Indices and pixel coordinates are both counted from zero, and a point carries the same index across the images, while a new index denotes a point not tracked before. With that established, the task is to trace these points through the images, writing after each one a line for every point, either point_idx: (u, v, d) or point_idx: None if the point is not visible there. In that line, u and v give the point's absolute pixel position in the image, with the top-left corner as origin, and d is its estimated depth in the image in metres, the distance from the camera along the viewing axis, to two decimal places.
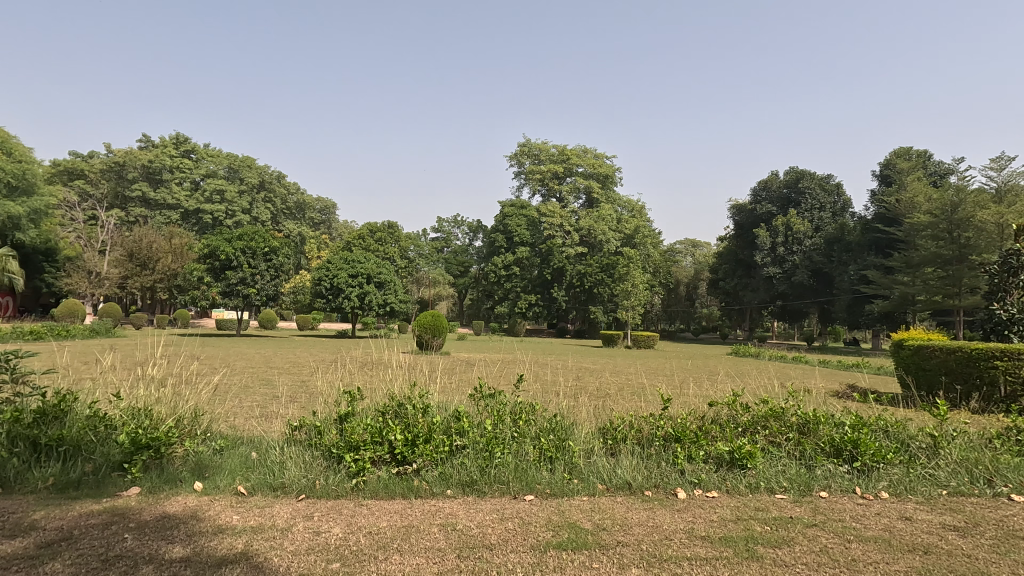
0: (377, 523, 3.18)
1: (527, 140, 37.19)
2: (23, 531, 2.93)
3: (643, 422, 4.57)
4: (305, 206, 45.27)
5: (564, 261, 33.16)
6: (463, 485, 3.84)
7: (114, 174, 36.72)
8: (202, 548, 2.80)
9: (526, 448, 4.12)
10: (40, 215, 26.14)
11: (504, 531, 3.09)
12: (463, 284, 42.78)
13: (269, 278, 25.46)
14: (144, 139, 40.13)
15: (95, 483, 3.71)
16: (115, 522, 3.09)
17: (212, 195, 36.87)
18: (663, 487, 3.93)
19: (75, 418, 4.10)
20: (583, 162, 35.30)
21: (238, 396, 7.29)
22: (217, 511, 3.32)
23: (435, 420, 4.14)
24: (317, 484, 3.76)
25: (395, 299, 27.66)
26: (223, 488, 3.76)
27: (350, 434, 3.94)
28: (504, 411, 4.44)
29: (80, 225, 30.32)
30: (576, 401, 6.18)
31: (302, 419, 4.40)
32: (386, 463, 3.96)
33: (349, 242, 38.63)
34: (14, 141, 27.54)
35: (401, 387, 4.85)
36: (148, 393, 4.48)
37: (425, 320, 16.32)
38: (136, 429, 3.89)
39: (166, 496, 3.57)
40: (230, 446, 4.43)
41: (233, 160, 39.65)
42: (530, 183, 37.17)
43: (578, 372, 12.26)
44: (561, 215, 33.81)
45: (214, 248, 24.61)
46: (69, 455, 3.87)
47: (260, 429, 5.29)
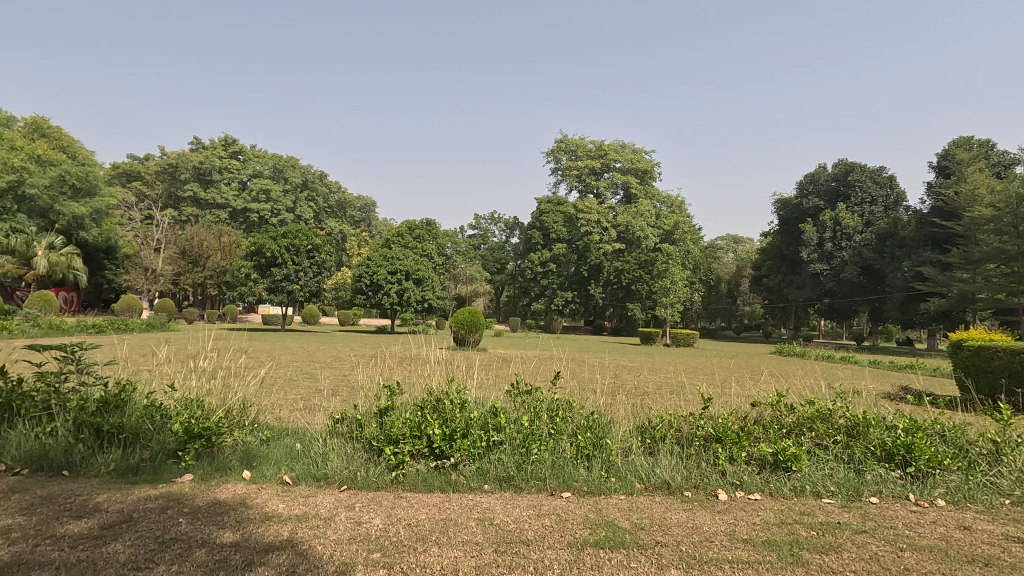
0: (416, 515, 3.24)
1: (563, 136, 37.15)
2: (89, 512, 3.13)
3: (682, 421, 4.49)
4: (345, 203, 46.61)
5: (601, 258, 32.88)
6: (500, 480, 3.86)
7: (167, 175, 38.21)
8: (250, 534, 2.91)
9: (563, 445, 4.11)
10: (102, 215, 27.61)
11: (541, 526, 3.11)
12: (500, 281, 42.75)
13: (312, 275, 26.21)
14: (195, 141, 41.73)
15: (153, 469, 3.90)
16: (171, 506, 3.25)
17: (258, 194, 38.35)
18: (703, 487, 3.86)
19: (134, 407, 4.34)
20: (621, 157, 34.90)
21: (283, 388, 7.54)
22: (264, 499, 3.45)
23: (473, 415, 4.20)
24: (359, 475, 3.86)
25: (433, 296, 28.02)
26: (270, 477, 3.90)
27: (389, 428, 4.04)
28: (541, 408, 4.42)
29: (137, 225, 32.02)
30: (615, 398, 6.12)
31: (343, 411, 4.52)
32: (424, 457, 4.02)
33: (389, 240, 39.52)
34: (79, 145, 29.19)
35: (439, 382, 4.93)
36: (199, 385, 4.70)
37: (461, 317, 16.51)
38: (189, 419, 4.10)
39: (217, 484, 3.74)
40: (275, 438, 4.57)
41: (278, 160, 41.11)
42: (567, 179, 36.90)
43: (616, 370, 12.13)
44: (598, 212, 33.43)
45: (261, 246, 25.49)
46: (128, 442, 4.07)
47: (303, 421, 5.44)
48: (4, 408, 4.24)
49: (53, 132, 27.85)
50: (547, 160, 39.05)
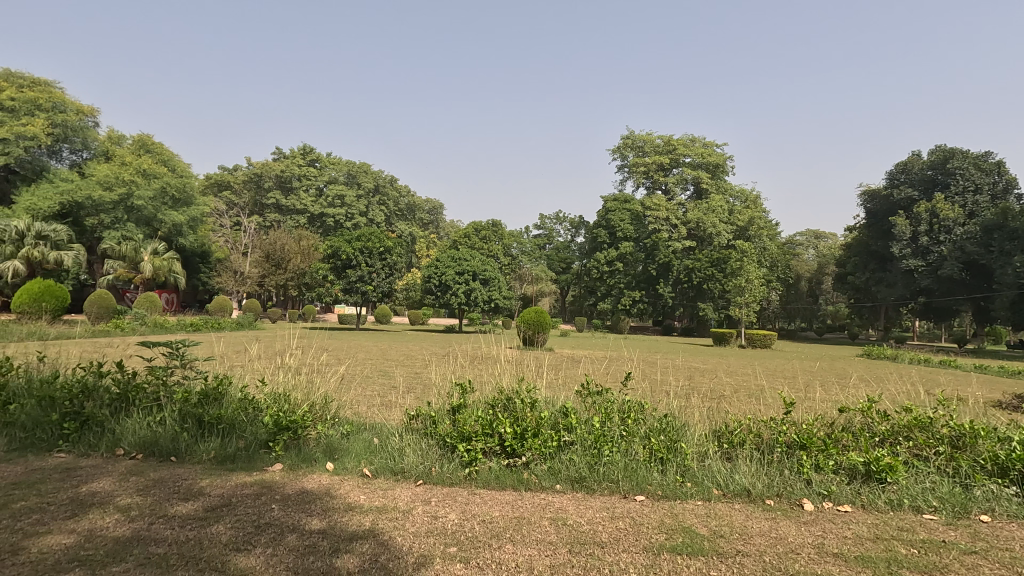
0: (490, 511, 3.30)
1: (630, 132, 36.49)
2: (194, 495, 3.41)
3: (762, 426, 4.29)
4: (414, 207, 48.15)
5: (671, 256, 31.97)
6: (572, 480, 3.85)
7: (253, 184, 40.91)
8: (336, 522, 3.07)
9: (635, 447, 4.04)
10: (197, 222, 30.21)
11: (616, 529, 3.07)
12: (565, 280, 42.57)
13: (384, 276, 27.29)
14: (278, 151, 44.46)
15: (248, 458, 4.20)
16: (264, 493, 3.49)
17: (334, 200, 40.32)
18: (786, 496, 3.68)
19: (229, 400, 4.69)
20: (691, 152, 33.74)
21: (361, 385, 7.88)
22: (347, 490, 3.63)
23: (544, 415, 4.21)
24: (433, 471, 3.98)
25: (500, 296, 28.37)
26: (351, 469, 4.10)
27: (462, 425, 4.14)
28: (613, 409, 4.35)
29: (227, 231, 34.22)
30: (688, 401, 5.94)
31: (418, 408, 4.66)
32: (497, 455, 4.07)
33: (456, 241, 40.47)
34: (177, 158, 31.90)
35: (510, 381, 4.97)
36: (286, 380, 5.02)
37: (528, 316, 16.61)
38: (278, 412, 4.39)
39: (304, 473, 3.98)
40: (354, 431, 4.80)
41: (352, 166, 43.07)
42: (634, 176, 36.25)
43: (689, 371, 11.76)
44: (667, 208, 32.52)
45: (337, 249, 26.71)
46: (226, 432, 4.41)
47: (380, 417, 5.67)
48: (121, 398, 4.70)
49: (155, 147, 30.61)
50: (613, 157, 38.51)
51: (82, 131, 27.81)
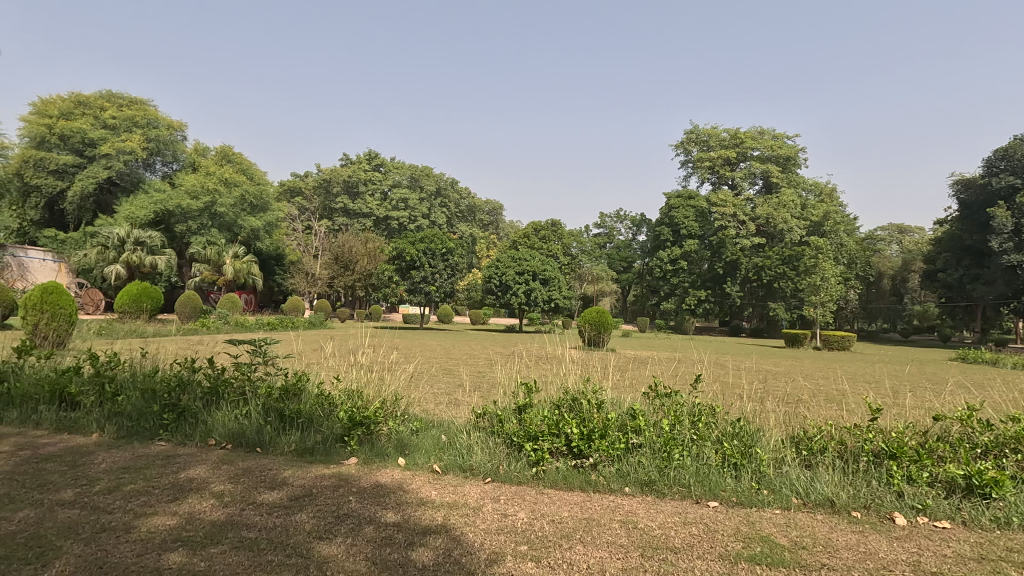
0: (559, 512, 3.30)
1: (694, 126, 35.41)
2: (279, 484, 3.62)
3: (845, 433, 4.05)
4: (474, 208, 48.88)
5: (738, 254, 30.71)
6: (641, 484, 3.78)
7: (322, 189, 42.83)
8: (410, 516, 3.17)
9: (707, 452, 3.92)
10: (273, 227, 32.20)
11: (688, 534, 2.99)
12: (626, 280, 41.82)
13: (446, 276, 27.87)
14: (346, 158, 46.36)
15: (325, 451, 4.41)
16: (342, 485, 3.66)
17: (398, 203, 41.61)
18: (875, 509, 3.45)
19: (307, 395, 4.94)
20: (759, 144, 32.29)
21: (428, 383, 8.08)
22: (419, 485, 3.74)
23: (611, 416, 4.15)
24: (501, 469, 4.03)
25: (560, 295, 28.27)
26: (421, 465, 4.22)
27: (528, 424, 4.16)
28: (682, 412, 4.22)
29: (300, 233, 35.80)
30: (762, 405, 5.68)
31: (484, 406, 4.72)
32: (564, 455, 4.07)
33: (516, 241, 40.80)
34: (255, 167, 33.94)
35: (575, 381, 4.95)
36: (359, 377, 5.22)
37: (589, 316, 16.46)
38: (352, 408, 4.58)
39: (377, 468, 4.13)
40: (423, 428, 4.94)
41: (414, 169, 44.26)
42: (698, 171, 35.15)
43: (761, 374, 11.25)
44: (734, 204, 31.27)
45: (401, 251, 27.51)
46: (304, 426, 4.64)
47: (448, 414, 5.79)
48: (211, 392, 5.06)
49: (236, 157, 32.71)
50: (677, 152, 37.51)
51: (172, 144, 30.08)
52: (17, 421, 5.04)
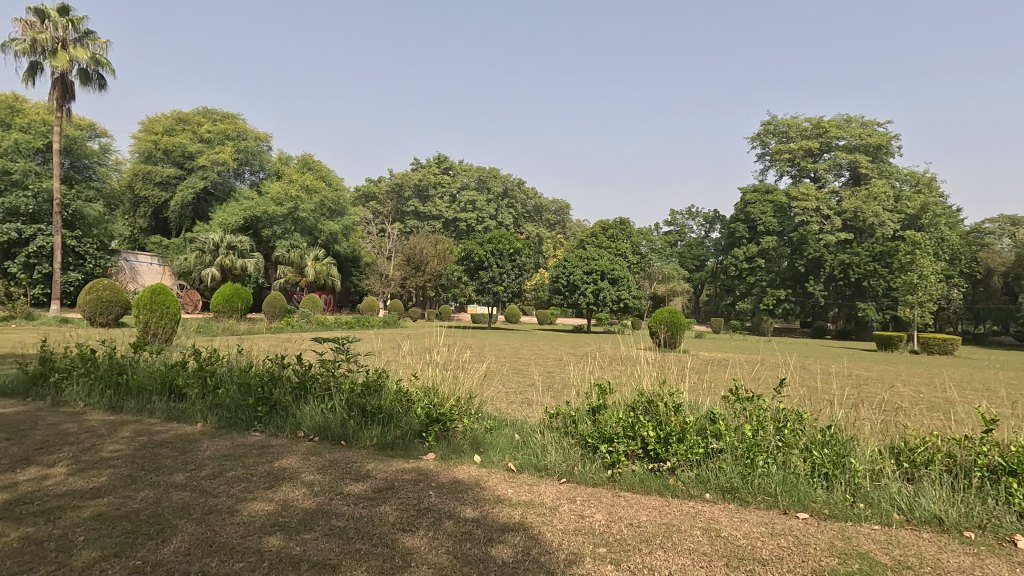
0: (637, 515, 3.24)
1: (772, 117, 33.67)
2: (364, 476, 3.80)
3: (954, 445, 3.69)
4: (541, 208, 49.00)
5: (822, 250, 28.88)
6: (722, 490, 3.64)
7: (395, 193, 44.37)
8: (488, 513, 3.23)
9: (795, 461, 3.71)
10: (349, 231, 34.09)
11: (776, 546, 2.85)
12: (699, 279, 40.38)
13: (514, 276, 28.09)
14: (416, 162, 47.79)
15: (405, 446, 4.57)
16: (422, 479, 3.78)
17: (467, 205, 42.43)
18: (991, 530, 3.14)
19: (387, 391, 5.14)
20: (846, 133, 30.18)
21: (500, 382, 8.17)
22: (495, 483, 3.80)
23: (690, 420, 4.02)
24: (576, 470, 4.01)
25: (629, 295, 27.72)
26: (496, 462, 4.28)
27: (602, 426, 4.11)
28: (766, 417, 4.00)
29: (374, 236, 37.26)
30: (855, 411, 5.30)
31: (557, 406, 4.71)
32: (640, 458, 3.99)
33: (583, 241, 40.59)
34: (333, 174, 35.71)
35: (651, 383, 4.83)
36: (435, 375, 5.37)
37: (660, 316, 16.02)
38: (429, 405, 4.71)
39: (454, 464, 4.23)
40: (497, 426, 5.00)
41: (482, 171, 44.94)
42: (776, 164, 33.39)
43: (851, 379, 10.50)
44: (818, 197, 29.44)
45: (470, 252, 27.98)
46: (385, 421, 4.84)
47: (521, 414, 5.83)
48: (300, 387, 5.38)
49: (315, 165, 34.58)
50: (753, 145, 35.82)
51: (259, 155, 32.24)
52: (135, 410, 5.59)
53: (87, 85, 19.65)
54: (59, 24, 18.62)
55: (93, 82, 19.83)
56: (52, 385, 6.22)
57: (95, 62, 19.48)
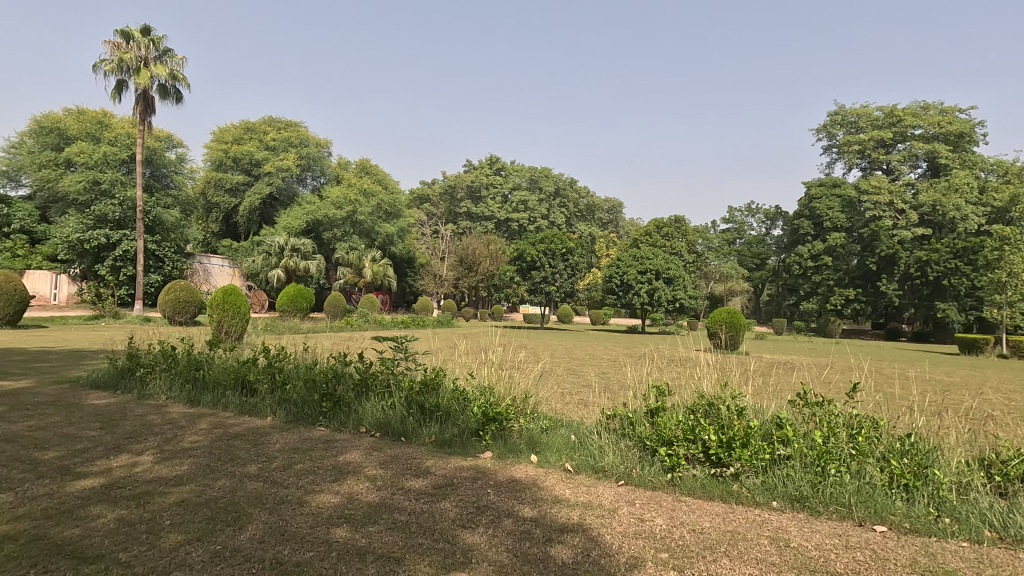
0: (700, 521, 3.15)
1: (839, 107, 31.95)
2: (424, 472, 3.88)
3: None
4: (594, 207, 48.53)
5: (896, 247, 27.14)
6: (791, 499, 3.49)
7: (448, 195, 45.10)
8: (546, 513, 3.23)
9: (871, 470, 3.50)
10: (405, 232, 34.95)
11: (852, 560, 2.70)
12: (759, 278, 38.84)
13: (567, 276, 27.94)
14: (469, 164, 48.39)
15: (462, 444, 4.64)
16: (480, 477, 3.82)
17: (519, 205, 42.59)
18: None
19: (444, 390, 5.23)
20: (923, 121, 28.22)
21: (555, 383, 8.15)
22: (553, 483, 3.80)
23: (755, 425, 3.88)
24: (635, 472, 3.94)
25: (685, 295, 27.02)
26: (553, 463, 4.27)
27: (661, 428, 4.02)
28: (838, 423, 3.80)
29: (428, 237, 37.99)
30: (936, 419, 4.94)
31: (614, 408, 4.64)
32: (702, 463, 3.88)
33: (637, 239, 39.93)
34: (389, 177, 36.73)
35: (712, 386, 4.69)
36: (491, 375, 5.42)
37: (719, 316, 15.53)
38: (486, 404, 4.76)
39: (512, 463, 4.26)
40: (552, 427, 4.99)
41: (534, 171, 44.99)
42: (844, 156, 31.64)
43: (930, 384, 9.81)
44: (891, 190, 27.71)
45: (522, 252, 28.07)
46: (443, 419, 4.92)
47: (577, 415, 5.78)
48: (362, 384, 5.55)
49: (372, 169, 35.67)
50: (818, 136, 34.12)
51: (319, 160, 33.59)
52: (211, 404, 5.95)
53: (166, 99, 21.06)
54: (142, 44, 20.13)
55: (171, 96, 21.23)
56: (138, 379, 6.71)
57: (173, 77, 20.85)
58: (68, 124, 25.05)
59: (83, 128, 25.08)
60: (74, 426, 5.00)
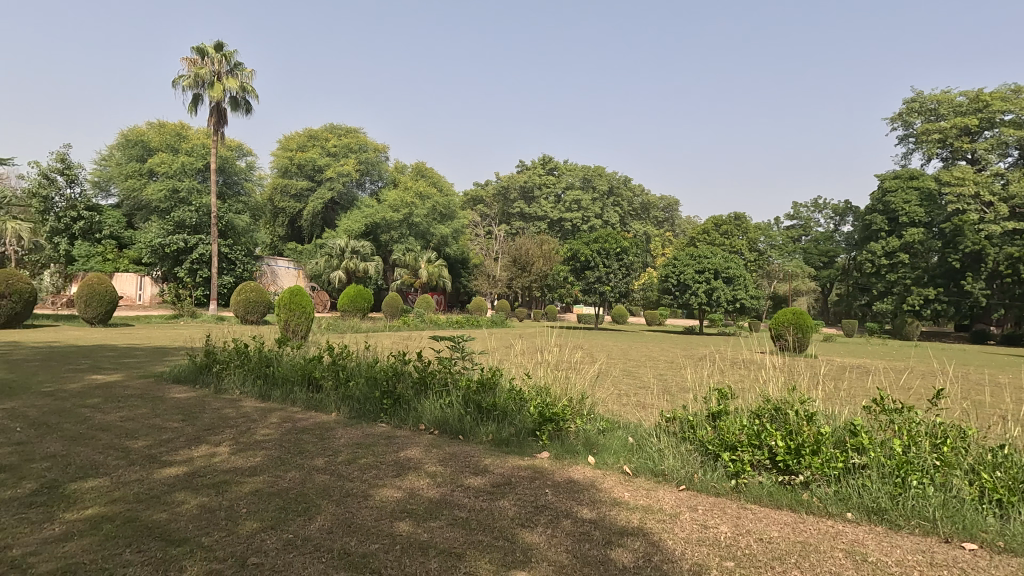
0: (768, 531, 3.03)
1: (917, 93, 29.87)
2: (482, 471, 3.93)
3: None
4: (649, 205, 47.59)
5: (983, 243, 25.08)
6: (868, 511, 3.29)
7: (501, 196, 45.41)
8: (605, 515, 3.20)
9: (958, 483, 3.26)
10: (459, 233, 35.46)
11: None
12: (827, 277, 36.89)
13: (622, 276, 27.52)
14: (522, 164, 48.52)
15: (519, 443, 4.66)
16: (538, 477, 3.83)
17: (572, 204, 42.35)
18: None
19: (501, 389, 5.27)
20: (1013, 105, 25.95)
21: (612, 384, 8.04)
22: (611, 485, 3.76)
23: (826, 431, 3.69)
24: (696, 477, 3.83)
25: (746, 295, 26.03)
26: (611, 465, 4.23)
27: (724, 433, 3.89)
28: (920, 432, 3.55)
29: (482, 238, 38.40)
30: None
31: (674, 411, 4.52)
32: (769, 469, 3.74)
33: (694, 238, 38.85)
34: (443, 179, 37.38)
35: (778, 389, 4.50)
36: (547, 375, 5.42)
37: (784, 317, 14.86)
38: (543, 404, 4.77)
39: (569, 464, 4.24)
40: (610, 428, 4.93)
41: (587, 170, 44.58)
42: (923, 146, 29.55)
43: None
44: (976, 182, 25.64)
45: (576, 251, 27.89)
46: (500, 418, 4.97)
47: (635, 417, 5.69)
48: (420, 382, 5.68)
49: (428, 172, 36.41)
50: (893, 126, 32.02)
51: (377, 165, 34.65)
52: (280, 399, 6.25)
53: (236, 111, 22.30)
54: (216, 59, 21.45)
55: (241, 107, 22.47)
56: (214, 374, 7.15)
57: (243, 89, 22.07)
58: (151, 137, 26.96)
59: (164, 140, 26.93)
60: (159, 417, 5.38)
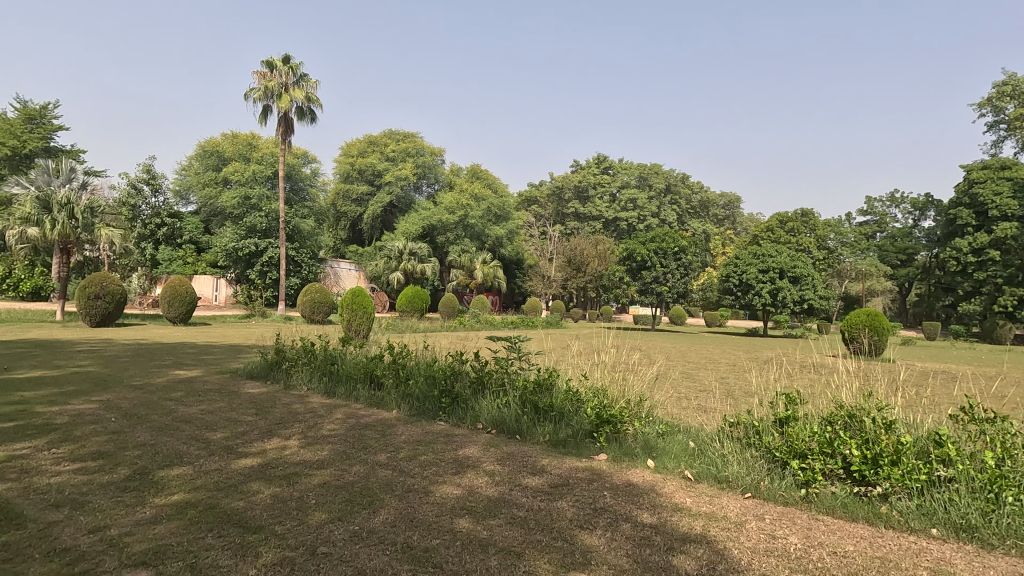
0: (842, 544, 2.87)
1: (1009, 75, 27.44)
2: (539, 471, 3.94)
3: None
4: (708, 203, 46.12)
5: None
6: (955, 528, 3.06)
7: (555, 196, 45.30)
8: (666, 520, 3.13)
9: None
10: (513, 234, 35.63)
11: None
12: (905, 275, 34.52)
13: (680, 276, 26.81)
14: (576, 164, 48.18)
15: (576, 444, 4.64)
16: (596, 479, 3.80)
17: (628, 203, 41.66)
18: None
19: (557, 390, 5.26)
20: None
21: (671, 386, 7.85)
22: (672, 490, 3.67)
23: (907, 440, 3.46)
24: (763, 485, 3.69)
25: (815, 295, 24.74)
26: (671, 469, 4.13)
27: (793, 439, 3.72)
28: (1015, 444, 3.27)
29: (536, 238, 38.42)
30: None
31: (738, 415, 4.36)
32: (842, 479, 3.55)
33: (757, 236, 37.34)
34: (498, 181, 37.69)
35: (851, 395, 4.26)
36: (603, 377, 5.37)
37: (857, 319, 14.04)
38: (600, 406, 4.72)
39: (627, 467, 4.18)
40: (669, 431, 4.82)
41: (643, 168, 43.73)
42: (1016, 133, 27.11)
43: None
44: None
45: (632, 251, 27.41)
46: (557, 418, 4.96)
47: (695, 421, 5.53)
48: (478, 381, 5.76)
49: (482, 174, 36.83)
50: (981, 111, 29.55)
51: (433, 168, 35.37)
52: (344, 396, 6.51)
53: (302, 120, 23.36)
54: (283, 72, 22.56)
55: (307, 116, 23.52)
56: (283, 371, 7.53)
57: (308, 99, 23.10)
58: (225, 147, 28.67)
59: (236, 150, 28.56)
60: (234, 411, 5.73)
